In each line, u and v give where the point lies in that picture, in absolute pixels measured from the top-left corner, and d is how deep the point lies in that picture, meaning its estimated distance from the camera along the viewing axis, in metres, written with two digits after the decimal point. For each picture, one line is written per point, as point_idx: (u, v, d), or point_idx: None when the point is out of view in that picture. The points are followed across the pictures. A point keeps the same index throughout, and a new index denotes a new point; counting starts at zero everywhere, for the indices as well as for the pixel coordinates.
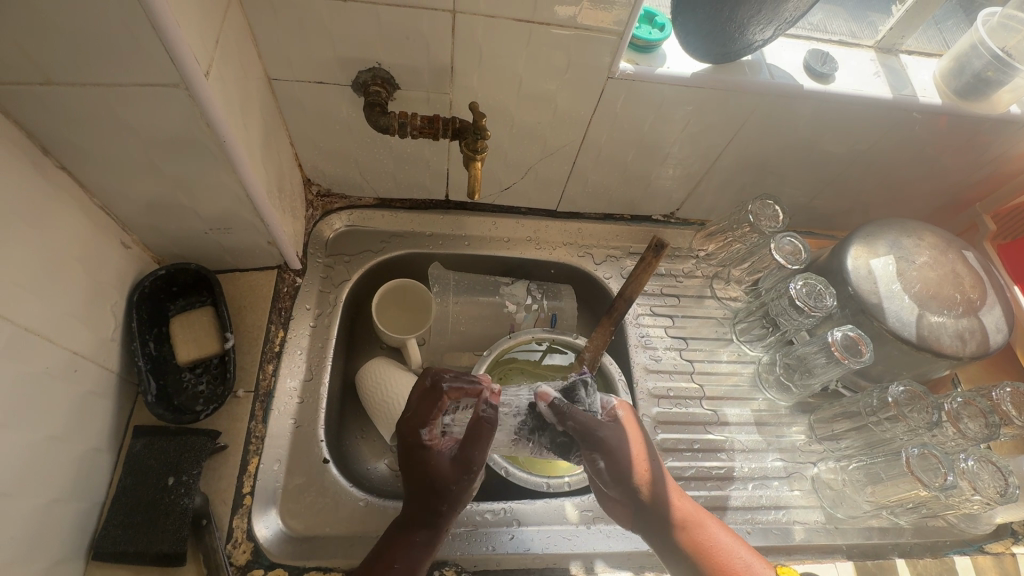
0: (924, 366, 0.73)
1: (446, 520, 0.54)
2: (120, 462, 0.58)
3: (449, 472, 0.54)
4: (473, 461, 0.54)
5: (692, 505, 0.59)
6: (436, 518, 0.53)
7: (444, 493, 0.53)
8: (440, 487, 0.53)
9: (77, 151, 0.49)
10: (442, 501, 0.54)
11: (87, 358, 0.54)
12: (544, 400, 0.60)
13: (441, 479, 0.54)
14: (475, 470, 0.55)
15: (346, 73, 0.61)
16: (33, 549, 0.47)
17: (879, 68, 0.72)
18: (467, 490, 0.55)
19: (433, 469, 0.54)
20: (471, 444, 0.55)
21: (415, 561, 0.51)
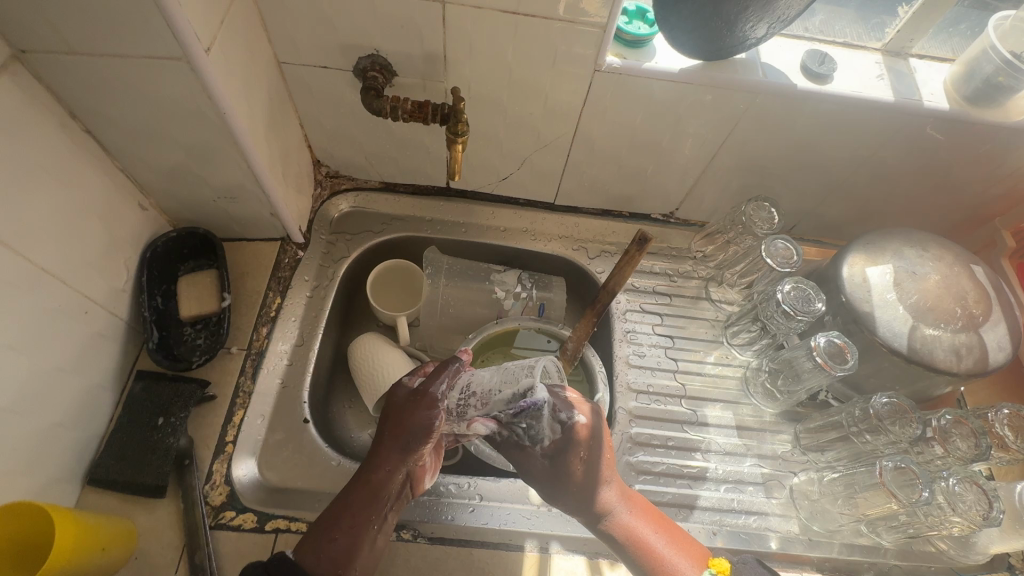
0: (918, 381, 0.70)
1: (395, 457, 0.55)
2: (120, 401, 0.64)
3: (407, 404, 0.57)
4: (428, 393, 0.57)
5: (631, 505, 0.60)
6: (388, 450, 0.55)
7: (399, 420, 0.56)
8: (397, 417, 0.57)
9: (100, 117, 0.56)
10: (396, 434, 0.56)
11: (98, 303, 0.60)
12: (504, 400, 0.56)
13: (400, 409, 0.57)
14: (428, 401, 0.57)
15: (347, 59, 0.66)
16: (32, 465, 0.53)
17: (883, 71, 0.70)
18: (420, 425, 0.55)
19: (395, 402, 0.59)
20: (427, 378, 0.58)
21: (358, 494, 0.54)
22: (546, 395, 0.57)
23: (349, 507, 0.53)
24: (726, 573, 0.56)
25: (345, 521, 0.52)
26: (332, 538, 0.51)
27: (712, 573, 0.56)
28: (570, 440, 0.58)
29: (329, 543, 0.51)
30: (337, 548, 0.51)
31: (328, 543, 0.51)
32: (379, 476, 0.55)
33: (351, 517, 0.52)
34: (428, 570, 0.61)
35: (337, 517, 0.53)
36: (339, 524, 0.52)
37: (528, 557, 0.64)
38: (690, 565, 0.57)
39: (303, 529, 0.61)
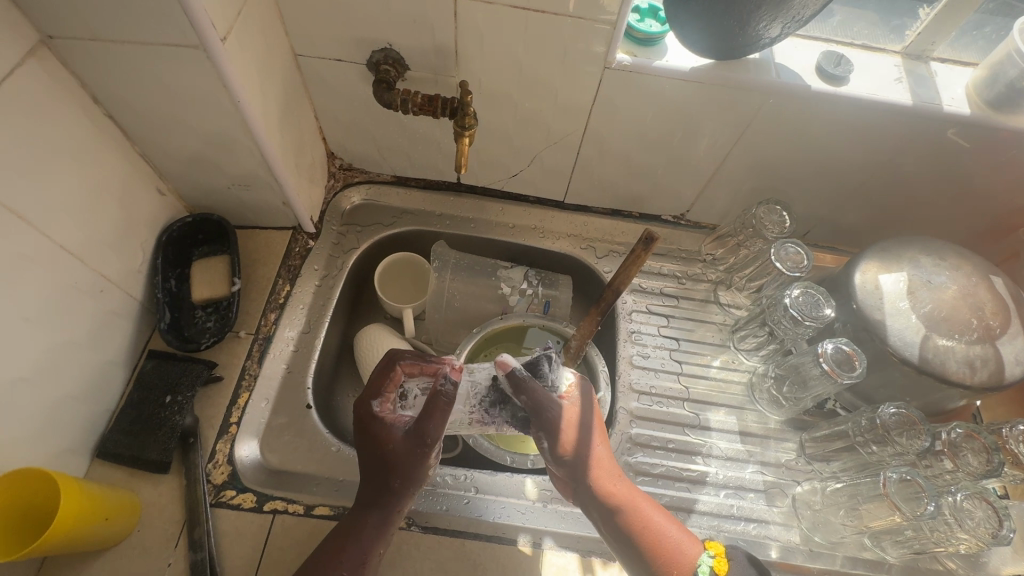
0: (929, 392, 0.68)
1: (398, 498, 0.56)
2: (131, 379, 0.66)
3: (409, 452, 0.55)
4: (432, 442, 0.55)
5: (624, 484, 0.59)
6: (389, 493, 0.55)
7: (397, 465, 0.55)
8: (398, 464, 0.55)
9: (122, 102, 0.58)
10: (398, 479, 0.55)
11: (114, 283, 0.62)
12: (501, 368, 0.59)
13: (400, 455, 0.55)
14: (431, 447, 0.56)
15: (361, 53, 0.67)
16: (43, 435, 0.55)
17: (903, 74, 0.68)
18: (423, 468, 0.56)
19: (387, 442, 0.56)
20: (429, 423, 0.55)
21: (362, 537, 0.54)
22: (540, 366, 0.61)
23: (356, 549, 0.54)
24: (722, 555, 0.57)
25: (354, 564, 0.53)
26: None
27: (709, 554, 0.57)
28: (561, 412, 0.59)
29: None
30: None
31: None
32: (382, 517, 0.55)
33: (358, 560, 0.53)
34: (421, 559, 0.62)
35: (344, 561, 0.53)
36: (348, 569, 0.53)
37: (520, 551, 0.64)
38: (689, 542, 0.57)
39: (300, 512, 0.62)
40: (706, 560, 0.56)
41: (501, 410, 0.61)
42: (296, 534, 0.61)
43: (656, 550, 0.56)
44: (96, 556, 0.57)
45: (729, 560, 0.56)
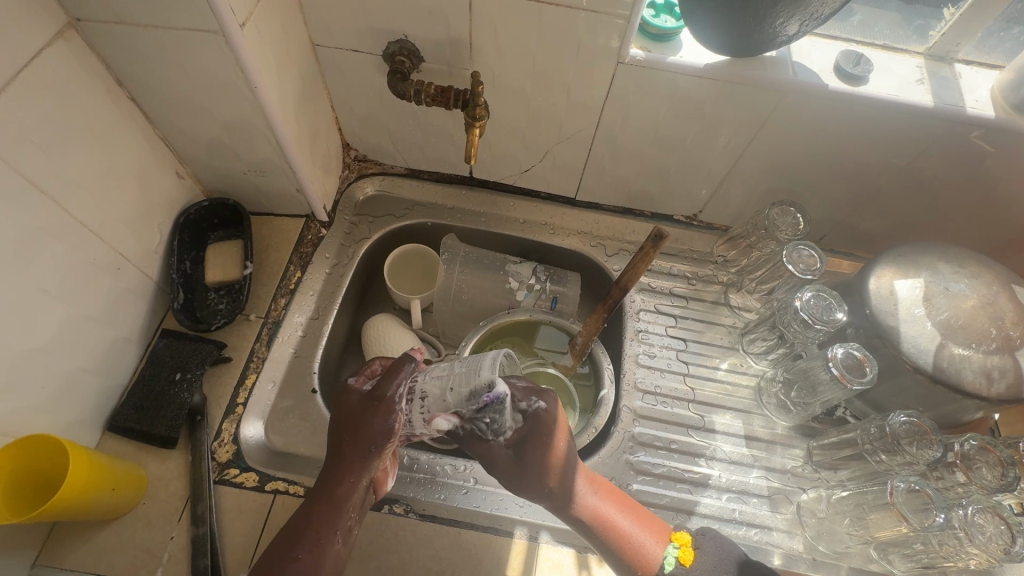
0: (943, 402, 0.66)
1: (354, 465, 0.55)
2: (144, 356, 0.68)
3: (362, 412, 0.55)
4: (384, 401, 0.55)
5: (596, 491, 0.60)
6: (348, 459, 0.55)
7: (355, 428, 0.55)
8: (353, 428, 0.55)
9: (144, 86, 0.60)
10: (354, 443, 0.55)
11: (130, 261, 0.64)
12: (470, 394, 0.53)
13: (354, 417, 0.56)
14: (384, 408, 0.55)
15: (377, 44, 0.68)
16: (57, 404, 0.57)
17: (925, 76, 0.67)
18: (376, 432, 0.54)
19: (350, 408, 0.57)
20: (381, 381, 0.56)
21: (318, 507, 0.53)
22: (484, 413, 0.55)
23: (312, 522, 0.52)
24: (687, 544, 0.59)
25: (308, 537, 0.52)
26: (297, 556, 0.50)
27: (674, 545, 0.58)
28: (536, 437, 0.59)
29: (293, 564, 0.50)
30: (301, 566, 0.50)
31: (291, 563, 0.50)
32: (338, 487, 0.54)
33: (312, 534, 0.52)
34: (416, 546, 0.62)
35: (299, 535, 0.52)
36: (301, 542, 0.51)
37: (516, 543, 0.63)
38: (655, 542, 0.58)
39: (300, 493, 0.63)
40: (671, 551, 0.58)
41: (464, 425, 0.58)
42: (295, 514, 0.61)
43: (626, 553, 0.57)
44: (102, 526, 0.58)
45: (694, 549, 0.58)
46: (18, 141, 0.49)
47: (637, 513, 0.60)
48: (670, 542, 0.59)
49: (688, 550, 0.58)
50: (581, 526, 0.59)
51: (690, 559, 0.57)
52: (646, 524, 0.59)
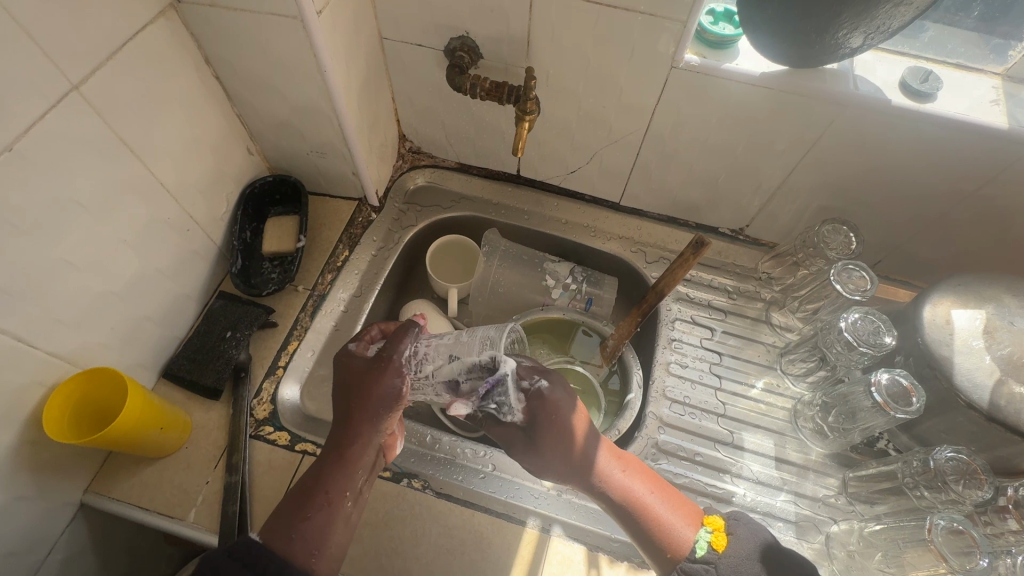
0: (1001, 446, 0.61)
1: (364, 425, 0.55)
2: (201, 313, 0.73)
3: (367, 374, 0.56)
4: (388, 361, 0.56)
5: (628, 471, 0.60)
6: (355, 420, 0.55)
7: (362, 391, 0.56)
8: (358, 390, 0.56)
9: (229, 66, 0.66)
10: (362, 404, 0.55)
11: (198, 225, 0.70)
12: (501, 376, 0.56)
13: (362, 378, 0.56)
14: (388, 367, 0.56)
15: (440, 39, 0.72)
16: (122, 346, 0.62)
17: (1000, 96, 0.64)
18: (383, 392, 0.55)
19: (355, 371, 0.57)
20: (384, 341, 0.58)
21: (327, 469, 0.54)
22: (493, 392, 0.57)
23: (321, 484, 0.54)
24: (720, 530, 0.57)
25: (319, 498, 0.53)
26: (307, 515, 0.52)
27: (707, 529, 0.57)
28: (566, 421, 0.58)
29: (304, 522, 0.51)
30: (312, 523, 0.51)
31: (302, 521, 0.51)
32: (346, 451, 0.55)
33: (322, 496, 0.53)
34: (430, 522, 0.63)
35: (310, 496, 0.53)
36: (310, 503, 0.52)
37: (527, 533, 0.64)
38: (688, 524, 0.57)
39: None
40: (704, 535, 0.56)
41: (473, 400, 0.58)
42: None
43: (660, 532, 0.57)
44: (148, 463, 0.63)
45: (727, 534, 0.56)
46: (117, 104, 0.55)
47: (668, 493, 0.60)
48: (701, 527, 0.57)
49: (722, 536, 0.56)
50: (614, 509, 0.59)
51: (723, 545, 0.56)
52: (678, 503, 0.59)
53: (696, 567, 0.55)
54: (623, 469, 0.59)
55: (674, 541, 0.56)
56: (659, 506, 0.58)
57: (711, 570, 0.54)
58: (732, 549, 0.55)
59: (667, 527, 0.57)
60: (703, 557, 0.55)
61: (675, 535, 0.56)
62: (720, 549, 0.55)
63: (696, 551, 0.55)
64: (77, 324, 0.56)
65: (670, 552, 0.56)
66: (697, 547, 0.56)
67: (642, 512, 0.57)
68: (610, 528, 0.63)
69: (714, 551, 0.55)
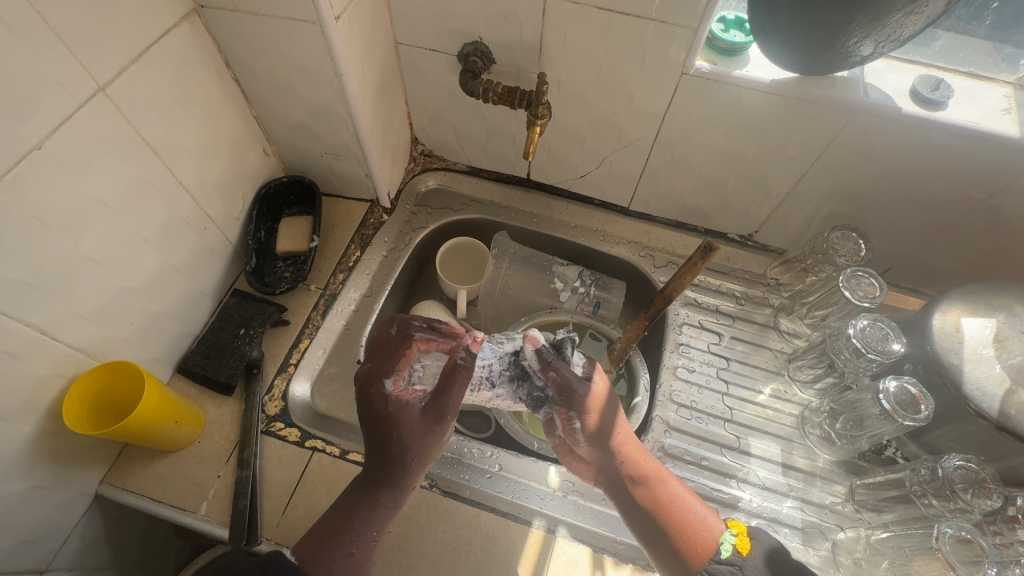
0: (1011, 456, 0.61)
1: (412, 471, 0.58)
2: (215, 310, 0.75)
3: (430, 431, 0.58)
4: (450, 417, 0.59)
5: (654, 467, 0.61)
6: (406, 467, 0.57)
7: (418, 446, 0.58)
8: (416, 446, 0.58)
9: (248, 69, 0.67)
10: (421, 458, 0.58)
11: (215, 223, 0.71)
12: (530, 344, 0.62)
13: (419, 433, 0.57)
14: (450, 421, 0.60)
15: (453, 44, 0.73)
16: (139, 341, 0.64)
17: (1012, 105, 0.64)
18: (440, 443, 0.60)
19: (410, 423, 0.57)
20: (449, 397, 0.59)
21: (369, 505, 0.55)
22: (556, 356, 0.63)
23: (363, 518, 0.55)
24: (744, 533, 0.57)
25: (361, 534, 0.54)
26: (349, 551, 0.53)
27: (731, 531, 0.57)
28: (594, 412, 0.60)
29: (347, 558, 0.52)
30: (355, 559, 0.53)
31: (346, 557, 0.52)
32: (390, 493, 0.57)
33: (368, 532, 0.54)
34: (437, 520, 0.64)
35: (348, 532, 0.54)
36: (353, 538, 0.54)
37: (533, 533, 0.64)
38: (713, 523, 0.58)
39: (336, 454, 0.66)
40: (729, 537, 0.56)
41: (519, 386, 0.64)
42: (329, 472, 0.65)
43: (685, 531, 0.57)
44: (162, 456, 0.64)
45: (751, 537, 0.56)
46: (140, 105, 0.56)
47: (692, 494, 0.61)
48: (727, 528, 0.57)
49: (746, 539, 0.56)
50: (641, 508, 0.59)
51: (748, 548, 0.56)
52: (703, 506, 0.60)
53: (722, 569, 0.55)
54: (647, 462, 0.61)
55: (701, 543, 0.56)
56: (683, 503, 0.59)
57: (735, 571, 0.54)
58: (756, 553, 0.55)
59: (692, 527, 0.57)
60: (727, 558, 0.55)
61: (701, 535, 0.57)
62: (745, 552, 0.55)
63: (721, 552, 0.55)
64: (97, 318, 0.58)
65: (695, 553, 0.56)
66: (722, 549, 0.56)
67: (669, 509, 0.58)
68: (616, 530, 0.64)
69: (739, 554, 0.55)
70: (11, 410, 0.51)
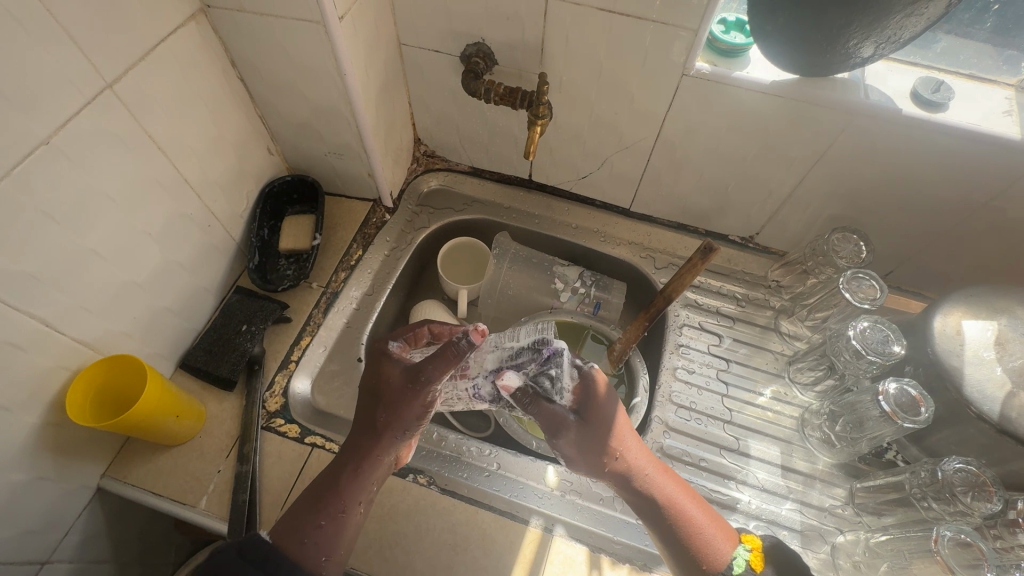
0: (1013, 460, 0.60)
1: (384, 436, 0.55)
2: (218, 307, 0.76)
3: (403, 390, 0.54)
4: (423, 386, 0.53)
5: (666, 475, 0.59)
6: (378, 430, 0.55)
7: (389, 405, 0.55)
8: (388, 402, 0.55)
9: (254, 69, 0.68)
10: (388, 416, 0.55)
11: (219, 221, 0.72)
12: (505, 391, 0.55)
13: (393, 391, 0.55)
14: (422, 391, 0.53)
15: (456, 46, 0.74)
16: (142, 335, 0.64)
17: (1013, 107, 0.64)
18: (412, 414, 0.55)
19: (389, 382, 0.56)
20: (426, 364, 0.53)
21: (344, 477, 0.55)
22: (542, 379, 0.56)
23: (335, 492, 0.55)
24: (758, 550, 0.57)
25: (333, 507, 0.54)
26: (320, 523, 0.53)
27: (745, 547, 0.57)
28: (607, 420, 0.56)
29: (316, 530, 0.53)
30: (323, 532, 0.53)
31: (315, 529, 0.53)
32: (362, 458, 0.56)
33: (337, 505, 0.54)
34: (434, 517, 0.64)
35: (321, 504, 0.54)
36: (324, 511, 0.54)
37: (530, 532, 0.64)
38: (723, 540, 0.57)
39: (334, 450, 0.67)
40: (743, 553, 0.56)
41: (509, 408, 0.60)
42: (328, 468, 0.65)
43: (695, 543, 0.56)
44: (163, 451, 0.65)
45: (766, 554, 0.56)
46: (147, 104, 0.57)
47: (702, 503, 0.59)
48: (740, 543, 0.57)
49: (760, 555, 0.56)
50: (651, 516, 0.57)
51: (761, 565, 0.56)
52: (712, 516, 0.58)
53: None
54: (659, 471, 0.58)
55: (711, 557, 0.55)
56: (695, 512, 0.57)
57: None
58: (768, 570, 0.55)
59: (702, 539, 0.56)
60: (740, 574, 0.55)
61: (710, 547, 0.56)
62: (757, 569, 0.55)
63: (734, 567, 0.55)
64: (102, 313, 0.58)
65: (705, 563, 0.55)
66: (734, 565, 0.55)
67: (679, 520, 0.56)
68: (612, 530, 0.64)
69: (751, 570, 0.55)
70: (16, 401, 0.52)
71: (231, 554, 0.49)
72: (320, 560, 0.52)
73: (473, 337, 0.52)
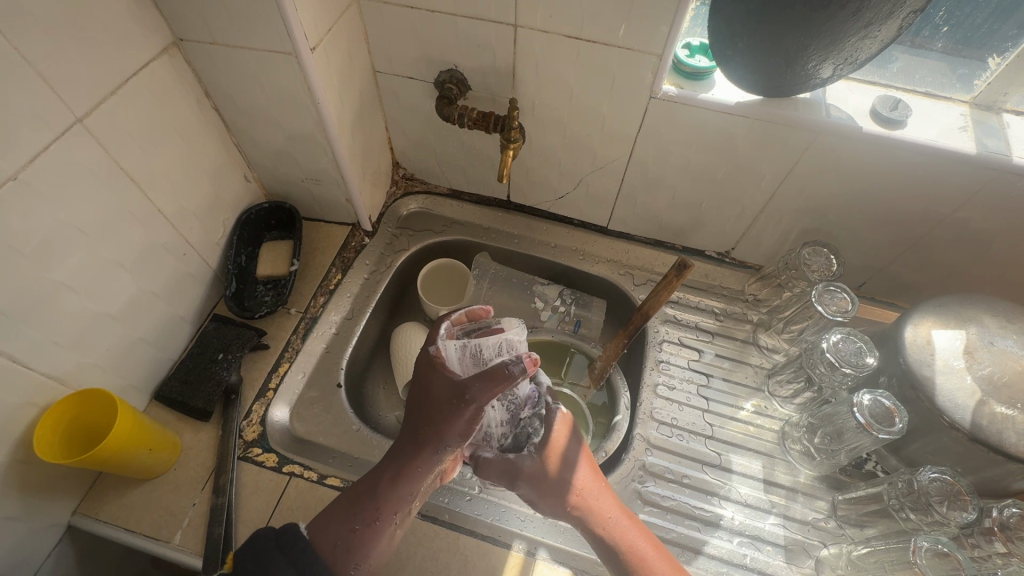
0: (987, 467, 0.61)
1: (423, 457, 0.55)
2: (194, 335, 0.75)
3: (439, 412, 0.53)
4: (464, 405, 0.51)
5: (625, 515, 0.58)
6: (418, 444, 0.54)
7: (431, 421, 0.53)
8: (428, 418, 0.53)
9: (229, 99, 0.69)
10: (426, 434, 0.54)
11: (194, 249, 0.72)
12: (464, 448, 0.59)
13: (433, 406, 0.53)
14: (461, 416, 0.52)
15: (430, 72, 0.75)
16: (114, 368, 0.63)
17: (968, 123, 0.66)
18: (455, 433, 0.53)
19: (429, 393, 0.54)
20: (472, 383, 0.51)
21: (383, 485, 0.55)
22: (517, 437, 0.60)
23: (373, 499, 0.54)
24: None
25: (370, 512, 0.54)
26: (353, 526, 0.54)
27: None
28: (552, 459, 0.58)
29: (350, 533, 0.53)
30: (357, 536, 0.53)
31: (350, 532, 0.53)
32: (400, 469, 0.55)
33: (371, 511, 0.54)
34: (416, 544, 0.63)
35: (358, 508, 0.54)
36: (359, 515, 0.54)
37: (512, 556, 0.63)
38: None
39: (313, 478, 0.66)
40: None
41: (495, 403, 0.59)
42: (307, 497, 0.65)
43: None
44: (136, 485, 0.64)
45: None
46: (119, 136, 0.57)
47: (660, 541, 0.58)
48: None
49: None
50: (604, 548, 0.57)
51: None
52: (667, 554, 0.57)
53: None
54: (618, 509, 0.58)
55: None
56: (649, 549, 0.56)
57: None
58: None
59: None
60: None
61: None
62: None
63: None
64: (72, 346, 0.58)
65: None
66: None
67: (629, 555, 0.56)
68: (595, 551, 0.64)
69: None
70: None
71: (271, 539, 0.51)
72: (347, 566, 0.52)
73: (524, 365, 0.51)
